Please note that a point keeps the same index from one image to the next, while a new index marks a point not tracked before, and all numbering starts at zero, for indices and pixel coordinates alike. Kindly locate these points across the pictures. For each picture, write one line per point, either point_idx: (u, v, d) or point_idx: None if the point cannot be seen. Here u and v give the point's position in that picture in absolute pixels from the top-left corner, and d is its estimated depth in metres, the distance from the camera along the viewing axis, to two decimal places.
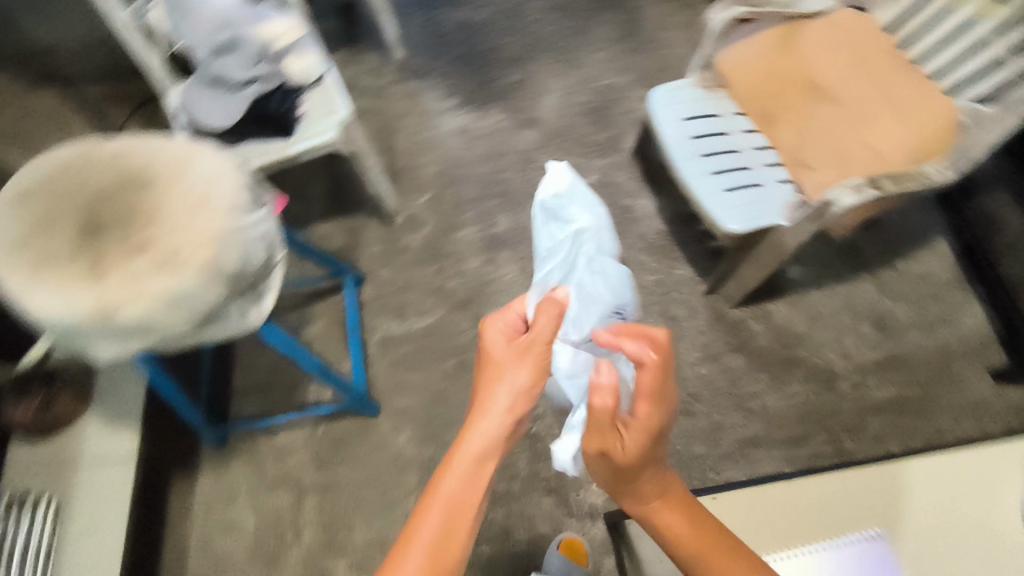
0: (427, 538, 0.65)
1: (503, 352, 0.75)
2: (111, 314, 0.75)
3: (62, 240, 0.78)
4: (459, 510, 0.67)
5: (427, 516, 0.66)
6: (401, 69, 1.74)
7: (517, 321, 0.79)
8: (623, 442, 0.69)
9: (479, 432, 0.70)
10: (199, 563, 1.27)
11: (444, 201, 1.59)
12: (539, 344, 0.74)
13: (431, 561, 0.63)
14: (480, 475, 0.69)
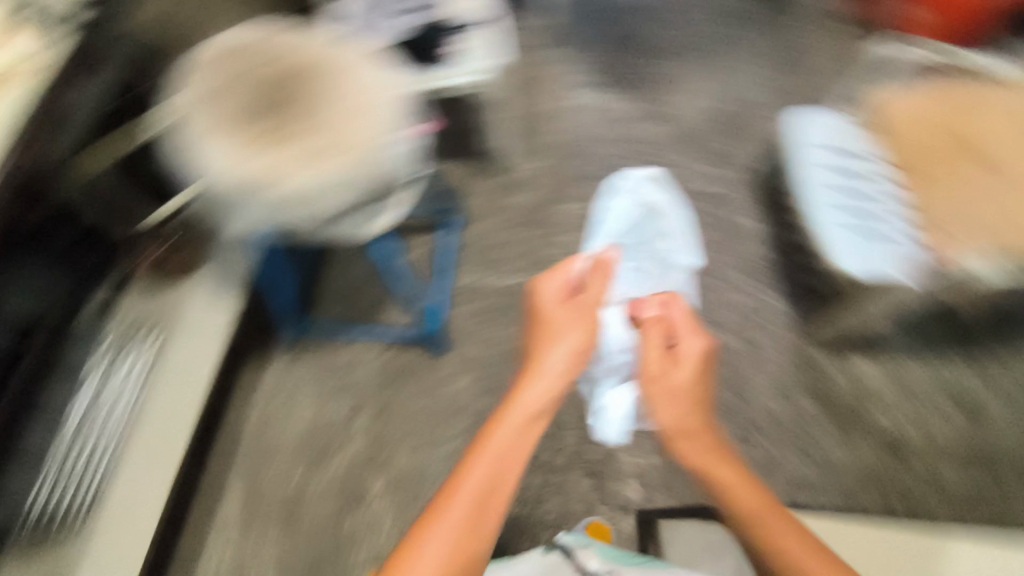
0: (482, 475, 0.83)
1: (554, 317, 1.06)
2: (263, 188, 0.81)
3: (241, 112, 0.85)
4: (509, 458, 0.86)
5: (483, 458, 0.85)
6: (548, 38, 1.78)
7: (568, 289, 1.11)
8: (665, 375, 1.00)
9: (531, 392, 0.94)
10: (253, 440, 1.34)
11: (558, 171, 1.61)
12: (584, 307, 1.08)
13: (475, 501, 0.81)
14: (525, 432, 0.89)
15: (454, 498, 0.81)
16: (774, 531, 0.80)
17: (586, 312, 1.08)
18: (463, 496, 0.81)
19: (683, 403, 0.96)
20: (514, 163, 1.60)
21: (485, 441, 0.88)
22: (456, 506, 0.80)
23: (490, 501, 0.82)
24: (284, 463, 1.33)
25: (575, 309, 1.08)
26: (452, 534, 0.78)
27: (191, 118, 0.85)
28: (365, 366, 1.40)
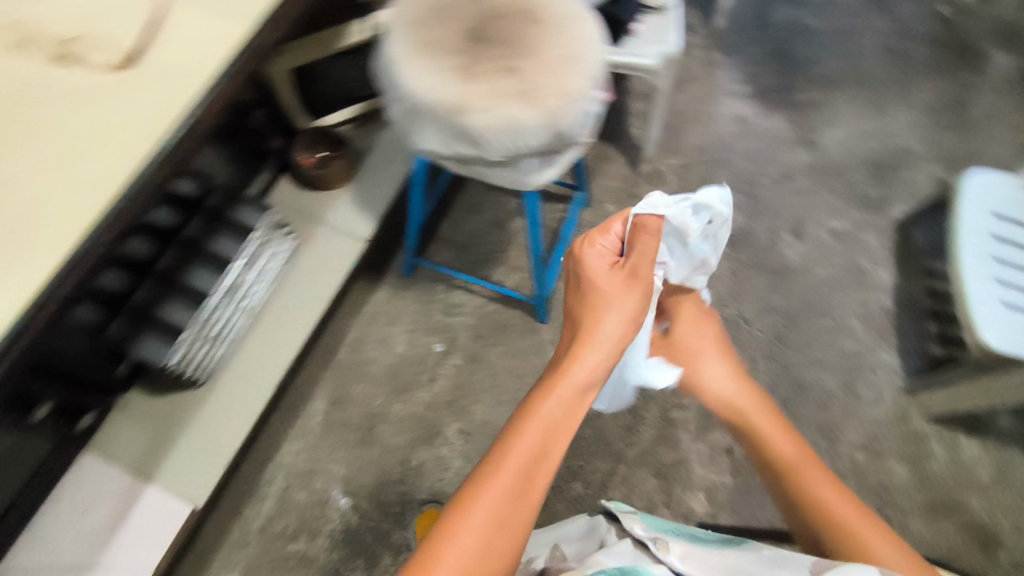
0: (521, 456, 0.60)
1: (602, 279, 0.75)
2: (458, 114, 0.82)
3: (451, 34, 0.85)
4: (551, 441, 0.63)
5: (523, 435, 0.62)
6: (713, 41, 1.76)
7: (610, 250, 0.78)
8: (692, 342, 0.91)
9: (585, 360, 0.69)
10: (347, 355, 1.40)
11: (693, 174, 1.60)
12: (639, 275, 0.75)
13: (524, 477, 0.59)
14: (572, 410, 0.66)
15: (491, 481, 0.58)
16: (814, 485, 0.73)
17: (644, 278, 0.75)
18: (501, 481, 0.58)
19: (710, 361, 0.89)
20: (651, 156, 1.60)
21: (523, 417, 0.64)
22: (490, 493, 0.57)
23: (531, 490, 0.59)
24: (369, 384, 1.38)
25: (627, 280, 0.74)
26: (483, 532, 0.55)
27: (398, 31, 0.87)
28: (465, 315, 1.44)
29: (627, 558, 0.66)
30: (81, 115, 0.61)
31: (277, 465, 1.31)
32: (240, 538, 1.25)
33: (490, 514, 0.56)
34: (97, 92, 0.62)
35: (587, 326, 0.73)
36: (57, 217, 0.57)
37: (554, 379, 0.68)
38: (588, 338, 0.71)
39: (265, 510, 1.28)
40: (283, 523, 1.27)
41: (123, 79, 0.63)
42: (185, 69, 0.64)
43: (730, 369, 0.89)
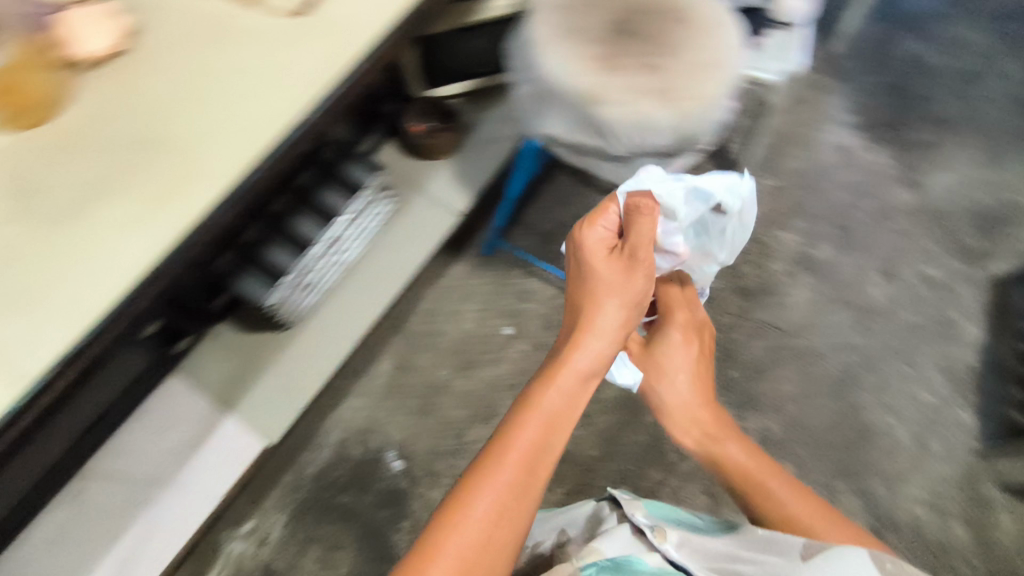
0: (521, 449, 0.54)
1: (603, 265, 0.67)
2: (591, 104, 0.82)
3: (594, 25, 0.85)
4: (554, 433, 0.56)
5: (521, 427, 0.55)
6: (826, 66, 1.72)
7: (609, 234, 0.70)
8: (661, 354, 0.81)
9: (587, 347, 0.62)
10: (418, 323, 1.42)
11: (786, 198, 1.57)
12: (641, 260, 0.67)
13: (525, 475, 0.53)
14: (577, 401, 0.59)
15: (491, 478, 0.52)
16: (775, 486, 0.66)
17: (648, 264, 0.67)
18: (502, 475, 0.52)
19: (677, 373, 0.80)
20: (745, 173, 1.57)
21: (521, 409, 0.57)
22: (490, 488, 0.52)
23: (533, 486, 0.53)
24: (436, 355, 1.40)
25: (628, 266, 0.67)
26: (481, 530, 0.50)
27: (541, 13, 0.87)
28: (537, 303, 1.44)
29: (625, 548, 0.64)
30: (258, 53, 0.62)
31: (337, 419, 1.35)
32: (294, 482, 1.30)
33: (489, 510, 0.51)
34: (270, 33, 0.64)
35: (588, 313, 0.64)
36: (227, 148, 0.58)
37: (552, 369, 0.60)
38: (588, 328, 0.63)
39: (321, 460, 1.32)
40: (336, 475, 1.31)
41: (299, 24, 0.64)
42: (358, 19, 0.65)
43: (696, 385, 0.79)
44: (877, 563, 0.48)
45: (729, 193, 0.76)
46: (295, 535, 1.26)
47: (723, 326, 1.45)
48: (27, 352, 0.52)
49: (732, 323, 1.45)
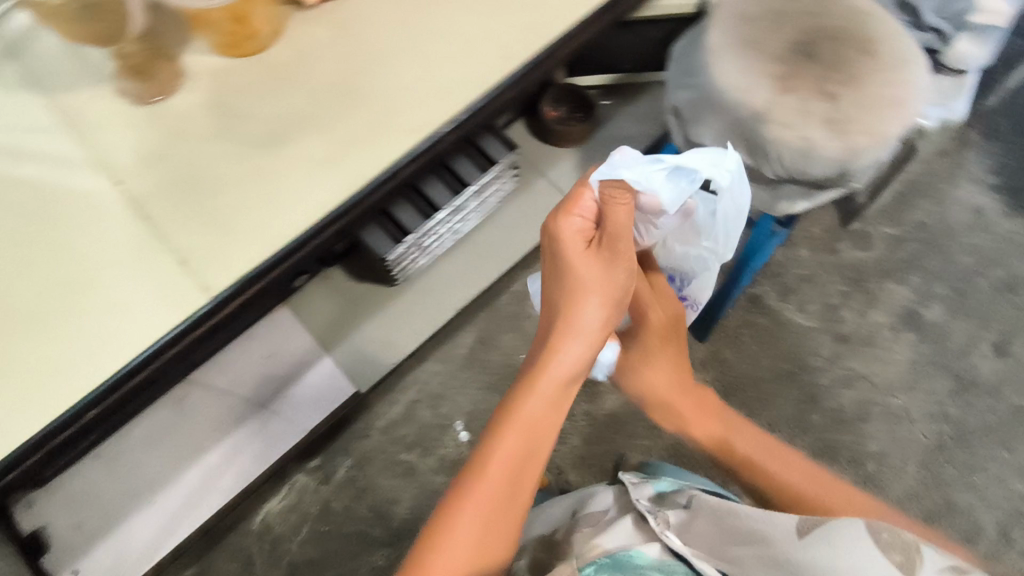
0: (501, 463, 0.55)
1: (580, 263, 0.59)
2: (758, 122, 0.81)
3: (776, 40, 0.82)
4: (535, 438, 0.56)
5: (501, 442, 0.55)
6: (977, 117, 1.60)
7: (588, 223, 0.61)
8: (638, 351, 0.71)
9: (567, 355, 0.58)
10: (507, 302, 1.43)
11: (904, 249, 1.49)
12: (621, 250, 0.59)
13: (508, 490, 0.54)
14: (557, 406, 0.58)
15: (469, 497, 0.53)
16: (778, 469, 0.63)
17: (629, 256, 0.60)
18: (486, 488, 0.54)
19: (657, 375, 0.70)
20: (863, 215, 1.50)
21: (500, 422, 0.57)
22: (471, 507, 0.53)
23: (517, 495, 0.55)
24: (518, 337, 1.41)
25: (606, 261, 0.59)
26: (467, 548, 0.52)
27: (722, 21, 0.84)
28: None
29: (628, 540, 0.62)
30: (462, 19, 0.65)
31: (413, 378, 1.38)
32: (364, 431, 1.34)
33: (475, 525, 0.53)
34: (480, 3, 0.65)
35: (565, 319, 0.59)
36: (422, 107, 0.61)
37: (528, 382, 0.58)
38: (564, 340, 0.59)
39: (392, 414, 1.35)
40: (404, 432, 1.34)
41: None
42: (565, 2, 0.65)
43: (683, 385, 0.70)
44: (875, 534, 0.49)
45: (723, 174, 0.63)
46: (356, 480, 1.31)
47: (812, 369, 1.40)
48: (224, 268, 0.56)
49: (823, 367, 1.40)
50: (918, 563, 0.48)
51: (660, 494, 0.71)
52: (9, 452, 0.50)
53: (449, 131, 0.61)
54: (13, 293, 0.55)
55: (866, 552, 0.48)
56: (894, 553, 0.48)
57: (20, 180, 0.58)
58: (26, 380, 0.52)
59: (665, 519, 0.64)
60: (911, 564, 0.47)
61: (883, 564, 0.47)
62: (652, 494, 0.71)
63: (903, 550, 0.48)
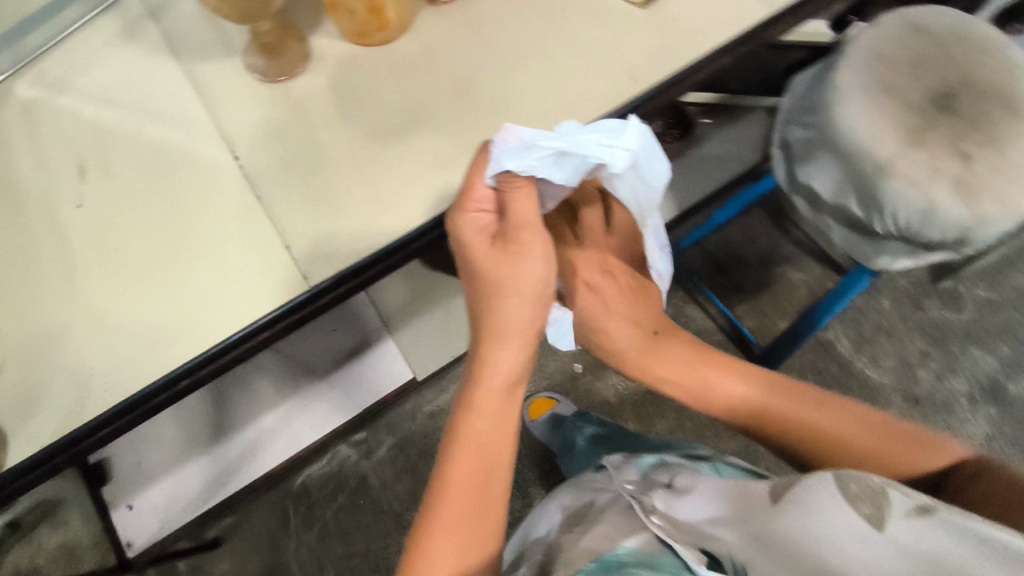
0: (460, 483, 0.51)
1: (490, 262, 0.52)
2: (881, 174, 0.76)
3: (912, 91, 0.77)
4: (493, 442, 0.53)
5: (455, 462, 0.52)
6: None
7: (491, 216, 0.53)
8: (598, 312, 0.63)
9: (504, 358, 0.53)
10: None
11: (998, 316, 1.40)
12: (529, 235, 0.51)
13: (474, 505, 0.51)
14: (506, 408, 0.54)
15: (438, 517, 0.50)
16: (796, 415, 0.60)
17: (541, 243, 0.52)
18: (454, 509, 0.51)
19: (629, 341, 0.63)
20: (958, 274, 1.41)
21: (452, 445, 0.53)
22: (441, 528, 0.50)
23: (489, 504, 0.52)
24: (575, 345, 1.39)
25: (502, 252, 0.51)
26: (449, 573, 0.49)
27: (855, 60, 0.79)
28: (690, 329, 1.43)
29: (619, 532, 0.66)
30: (593, 36, 0.63)
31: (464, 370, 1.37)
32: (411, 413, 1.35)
33: (451, 550, 0.50)
34: (613, 23, 0.63)
35: (487, 324, 0.53)
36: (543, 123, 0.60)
37: (469, 397, 0.53)
38: (495, 347, 0.53)
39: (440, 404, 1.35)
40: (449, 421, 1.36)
41: (640, 17, 0.64)
42: (702, 33, 0.63)
43: (671, 344, 0.64)
44: (842, 487, 0.43)
45: (623, 151, 0.50)
46: (396, 460, 1.33)
47: None
48: (324, 260, 0.56)
49: None
50: (891, 509, 0.40)
51: (648, 480, 0.77)
52: (105, 410, 0.52)
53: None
54: (125, 254, 0.57)
55: (831, 513, 0.43)
56: (862, 505, 0.41)
57: (145, 141, 0.60)
58: (126, 341, 0.54)
59: (651, 504, 0.67)
60: (881, 517, 0.40)
61: (846, 524, 0.42)
62: (639, 481, 0.77)
63: (873, 498, 0.41)
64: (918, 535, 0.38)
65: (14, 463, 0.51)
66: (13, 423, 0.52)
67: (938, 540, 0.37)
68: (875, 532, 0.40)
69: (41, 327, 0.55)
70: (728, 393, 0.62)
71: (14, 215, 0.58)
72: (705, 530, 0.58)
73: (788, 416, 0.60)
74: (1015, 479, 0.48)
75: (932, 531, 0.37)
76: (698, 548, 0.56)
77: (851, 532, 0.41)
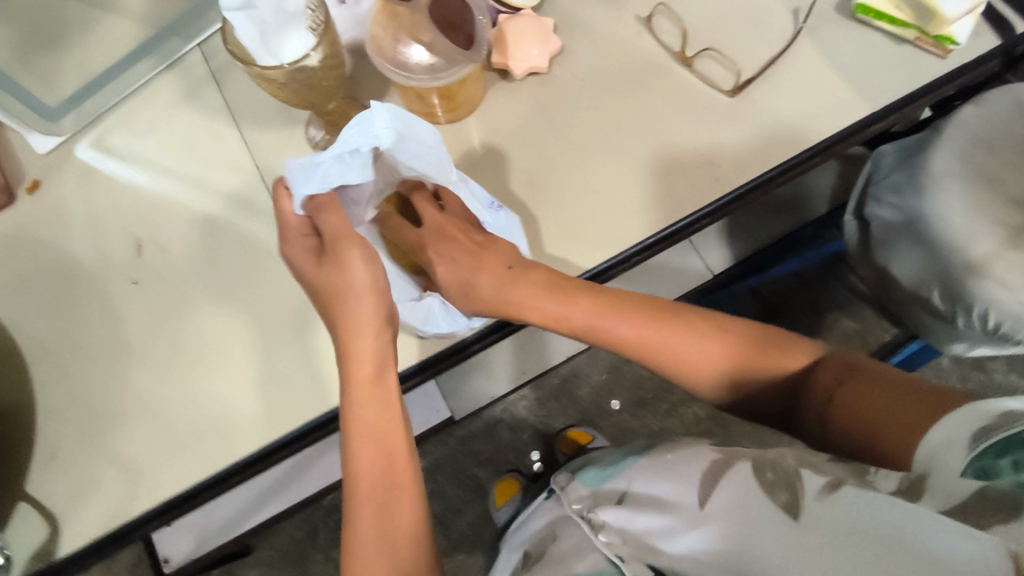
0: (370, 474, 0.47)
1: (322, 273, 0.51)
2: (973, 272, 0.70)
3: (1016, 183, 0.71)
4: (386, 430, 0.49)
5: (355, 461, 0.47)
6: None
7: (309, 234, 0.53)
8: (458, 264, 0.54)
9: (360, 343, 0.50)
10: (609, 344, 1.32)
11: None
12: (353, 245, 0.50)
13: (388, 494, 0.47)
14: (384, 393, 0.50)
15: (355, 517, 0.46)
16: (682, 355, 0.51)
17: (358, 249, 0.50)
18: (370, 504, 0.46)
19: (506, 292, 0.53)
20: None
21: (347, 444, 0.48)
22: (364, 522, 0.46)
23: (403, 489, 0.47)
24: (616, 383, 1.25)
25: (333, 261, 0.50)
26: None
27: (954, 142, 0.73)
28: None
29: (565, 561, 0.49)
30: (675, 126, 0.59)
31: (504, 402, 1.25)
32: (442, 436, 1.24)
33: (376, 549, 0.45)
34: (695, 111, 0.59)
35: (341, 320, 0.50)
36: (611, 222, 0.57)
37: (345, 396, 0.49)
38: (348, 338, 0.50)
39: (474, 427, 1.25)
40: (480, 446, 1.25)
41: (728, 107, 0.59)
42: (791, 132, 0.58)
43: (525, 281, 0.53)
44: (759, 476, 0.44)
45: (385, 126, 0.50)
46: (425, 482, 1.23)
47: None
48: None
49: None
50: (804, 491, 0.40)
51: (597, 490, 0.59)
52: (152, 505, 0.52)
53: (634, 256, 0.57)
54: (178, 340, 0.56)
55: (757, 500, 0.42)
56: (778, 490, 0.41)
57: (200, 220, 0.59)
58: (175, 434, 0.53)
59: (600, 523, 0.52)
60: (796, 498, 0.40)
61: (768, 511, 0.40)
62: (588, 494, 0.59)
63: (787, 485, 0.42)
64: (837, 507, 0.38)
65: (65, 553, 0.51)
66: (66, 511, 0.52)
67: (848, 510, 0.37)
68: (794, 511, 0.39)
69: (93, 411, 0.54)
70: (636, 343, 0.52)
71: (67, 289, 0.57)
72: (648, 542, 0.46)
73: (701, 357, 0.51)
74: (882, 376, 0.46)
75: (841, 498, 0.38)
76: (644, 564, 0.44)
77: (773, 514, 0.40)
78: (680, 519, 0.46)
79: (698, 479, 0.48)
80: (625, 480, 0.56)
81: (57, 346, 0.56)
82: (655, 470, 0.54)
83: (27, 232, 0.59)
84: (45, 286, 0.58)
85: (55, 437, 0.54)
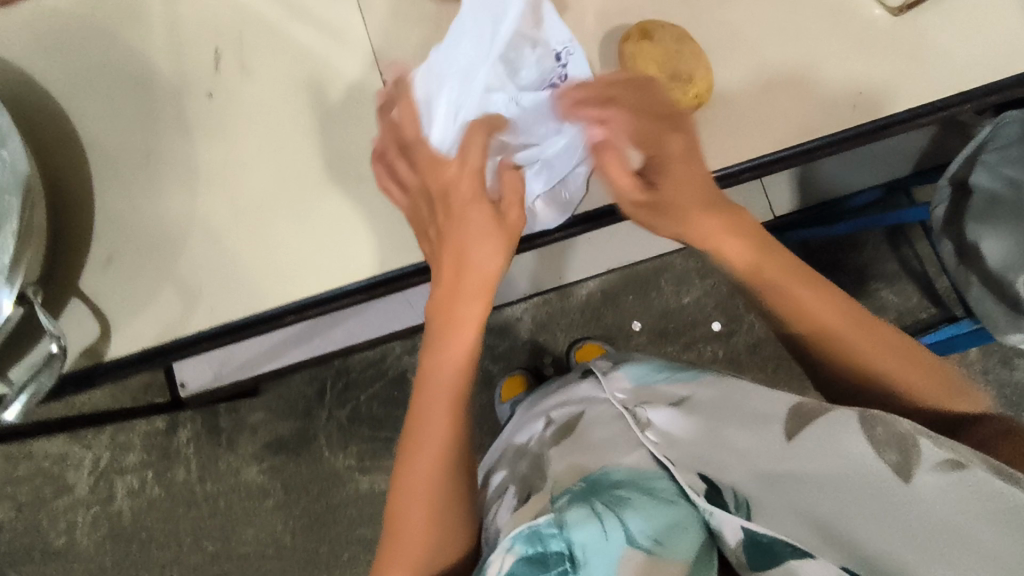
0: (448, 397, 0.49)
1: (482, 216, 0.47)
2: None
3: None
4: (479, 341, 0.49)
5: (446, 380, 0.49)
6: None
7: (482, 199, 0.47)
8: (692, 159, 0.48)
9: (485, 278, 0.48)
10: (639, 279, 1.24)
11: None
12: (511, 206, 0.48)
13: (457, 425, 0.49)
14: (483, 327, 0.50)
15: (426, 443, 0.48)
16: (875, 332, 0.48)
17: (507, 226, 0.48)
18: (441, 419, 0.48)
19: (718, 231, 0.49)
20: None
21: (439, 364, 0.49)
22: (430, 447, 0.48)
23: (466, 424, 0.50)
24: (644, 309, 1.17)
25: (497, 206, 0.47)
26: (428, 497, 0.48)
27: None
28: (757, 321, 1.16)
29: (604, 449, 0.50)
30: (821, 42, 0.53)
31: (503, 316, 1.17)
32: None
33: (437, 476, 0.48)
34: (849, 23, 0.53)
35: (464, 260, 0.47)
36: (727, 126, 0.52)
37: (447, 329, 0.48)
38: (474, 263, 0.47)
39: (495, 323, 1.18)
40: (494, 341, 1.18)
41: (889, 27, 0.53)
42: (954, 70, 0.52)
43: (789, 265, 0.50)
44: (866, 428, 0.38)
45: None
46: None
47: None
48: None
49: None
50: (919, 458, 0.36)
51: (642, 387, 0.57)
52: (207, 327, 0.51)
53: (824, 148, 0.52)
54: (252, 172, 0.53)
55: (856, 454, 0.38)
56: (888, 451, 0.37)
57: (288, 43, 0.54)
58: (240, 264, 0.52)
59: (645, 420, 0.51)
60: (909, 465, 0.36)
61: (870, 469, 0.37)
62: (631, 388, 0.58)
63: (902, 446, 0.37)
64: (954, 493, 0.35)
65: (116, 357, 0.51)
66: (119, 317, 0.51)
67: (965, 499, 0.34)
68: (901, 482, 0.36)
69: (156, 228, 0.52)
70: (829, 316, 0.48)
71: (137, 95, 0.53)
72: (710, 456, 0.45)
73: (878, 338, 0.48)
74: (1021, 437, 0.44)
75: (961, 482, 0.35)
76: (695, 474, 0.44)
77: (877, 477, 0.37)
78: (755, 440, 0.43)
79: (782, 412, 0.43)
80: (680, 384, 0.55)
81: (118, 150, 0.53)
82: (733, 395, 0.48)
83: (96, 20, 0.54)
84: (114, 84, 0.54)
85: (113, 242, 0.52)
